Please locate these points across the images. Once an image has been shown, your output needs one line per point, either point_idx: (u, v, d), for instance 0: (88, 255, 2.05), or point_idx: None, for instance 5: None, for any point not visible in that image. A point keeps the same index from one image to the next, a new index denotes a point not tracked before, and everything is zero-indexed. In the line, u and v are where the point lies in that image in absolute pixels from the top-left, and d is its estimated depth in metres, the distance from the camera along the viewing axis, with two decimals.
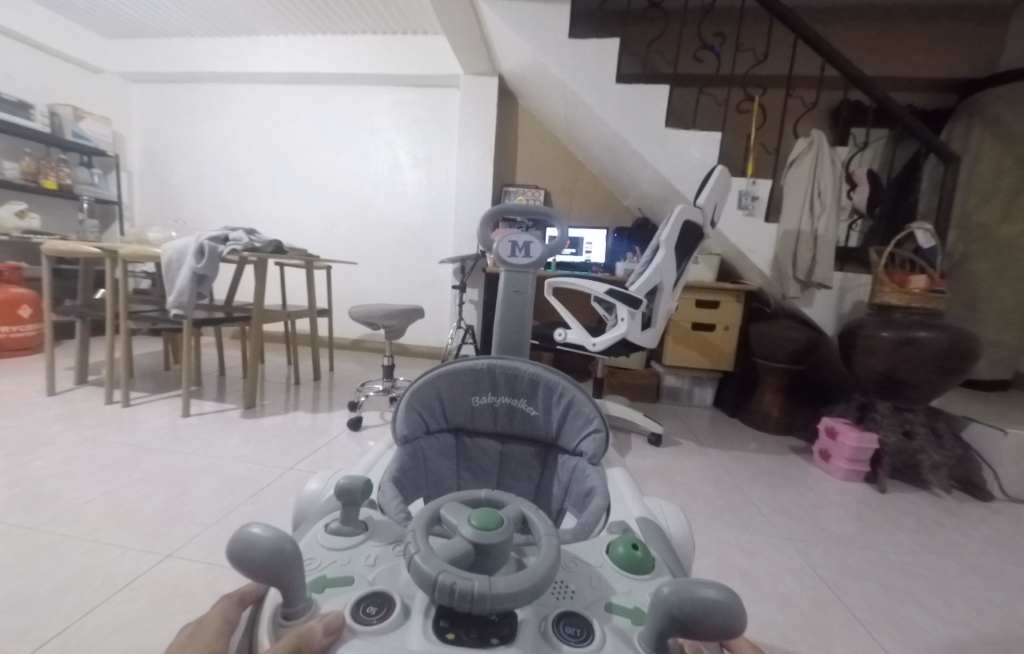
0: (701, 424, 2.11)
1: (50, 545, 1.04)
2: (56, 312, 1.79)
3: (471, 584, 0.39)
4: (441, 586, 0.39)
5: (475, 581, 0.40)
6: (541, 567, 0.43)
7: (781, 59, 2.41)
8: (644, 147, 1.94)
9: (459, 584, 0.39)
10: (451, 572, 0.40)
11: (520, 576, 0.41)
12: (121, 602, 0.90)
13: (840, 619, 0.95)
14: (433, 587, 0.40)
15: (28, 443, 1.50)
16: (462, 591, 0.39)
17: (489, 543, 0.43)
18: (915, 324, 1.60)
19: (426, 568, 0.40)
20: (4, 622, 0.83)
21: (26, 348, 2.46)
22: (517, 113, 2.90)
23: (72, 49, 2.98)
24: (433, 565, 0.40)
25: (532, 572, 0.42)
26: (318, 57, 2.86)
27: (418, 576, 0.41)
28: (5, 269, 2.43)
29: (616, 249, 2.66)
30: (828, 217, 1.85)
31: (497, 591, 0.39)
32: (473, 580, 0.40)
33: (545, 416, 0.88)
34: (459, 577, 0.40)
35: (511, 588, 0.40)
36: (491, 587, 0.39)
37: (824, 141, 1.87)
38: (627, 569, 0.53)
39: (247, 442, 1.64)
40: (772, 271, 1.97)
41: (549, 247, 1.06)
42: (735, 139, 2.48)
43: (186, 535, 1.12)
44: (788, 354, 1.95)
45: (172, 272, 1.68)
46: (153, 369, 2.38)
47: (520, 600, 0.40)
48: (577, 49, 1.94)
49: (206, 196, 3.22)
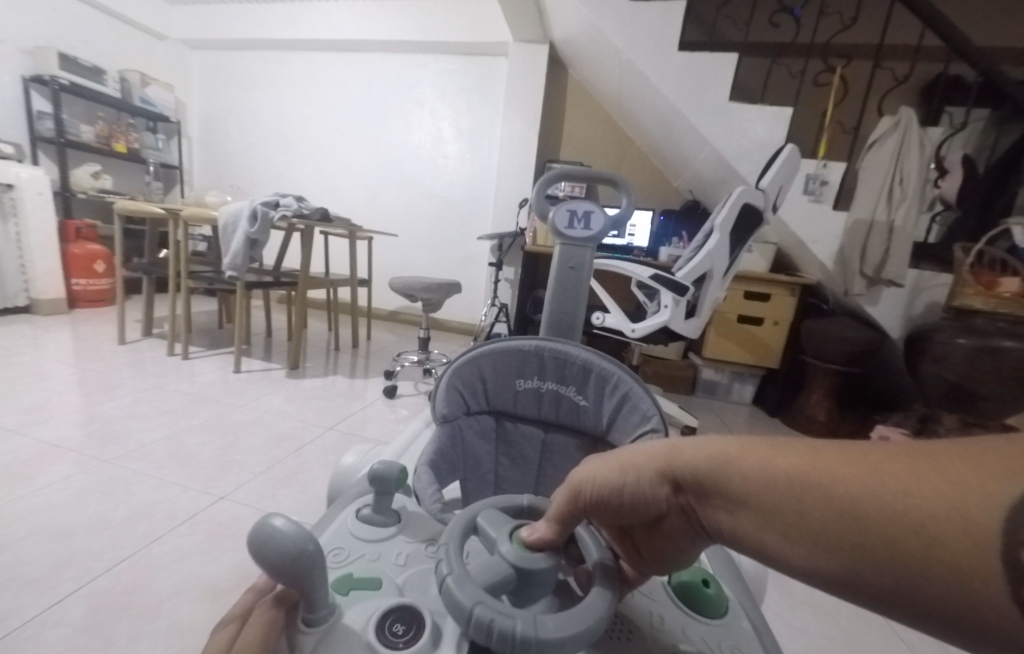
0: (740, 421, 2.03)
1: (120, 478, 1.16)
2: (126, 268, 1.94)
3: (511, 623, 0.38)
4: (477, 620, 0.38)
5: (517, 621, 0.38)
6: (592, 608, 0.40)
7: (867, 25, 2.14)
8: (703, 123, 1.80)
9: (498, 622, 0.38)
10: (488, 606, 0.38)
11: (567, 617, 0.39)
12: (181, 535, 0.99)
13: (880, 637, 0.91)
14: (468, 621, 0.38)
15: (102, 385, 1.66)
16: (501, 630, 0.37)
17: (531, 569, 0.41)
18: (1000, 332, 1.43)
19: (460, 597, 0.39)
20: (84, 540, 0.94)
21: (100, 300, 2.71)
22: (565, 84, 2.78)
23: (139, 16, 3.12)
24: (468, 596, 0.39)
25: (582, 615, 0.39)
26: (368, 23, 2.83)
27: (451, 604, 0.40)
28: (83, 226, 2.64)
29: (662, 232, 2.53)
30: (909, 207, 1.66)
31: (541, 636, 0.37)
32: (514, 619, 0.38)
33: (596, 407, 0.85)
34: (496, 614, 0.38)
35: (556, 635, 0.37)
36: (535, 630, 0.37)
37: (913, 120, 1.65)
38: (693, 607, 0.53)
39: (291, 400, 1.74)
40: (836, 265, 1.81)
41: (612, 219, 1.01)
42: (806, 117, 2.25)
43: (236, 480, 1.21)
44: (844, 354, 1.80)
45: (228, 235, 1.77)
46: (209, 327, 2.56)
47: (566, 648, 0.38)
48: (633, 14, 1.81)
49: (258, 164, 3.35)
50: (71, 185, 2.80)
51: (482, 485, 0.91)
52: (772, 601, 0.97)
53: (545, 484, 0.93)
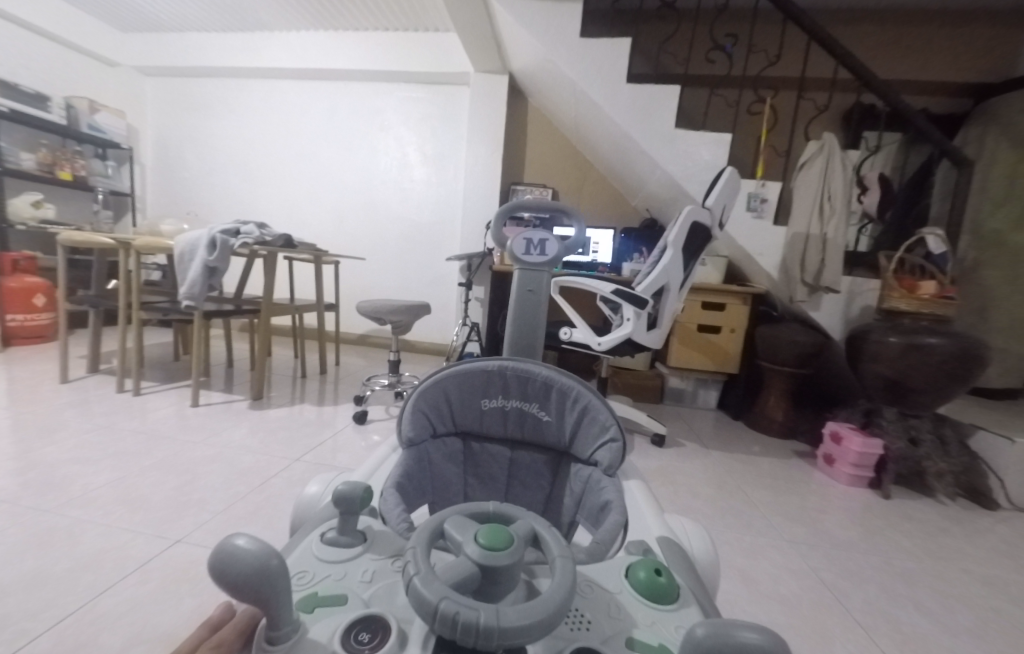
0: (705, 426, 2.11)
1: (64, 528, 1.07)
2: (70, 301, 1.82)
3: (475, 615, 0.38)
4: (442, 615, 0.38)
5: (481, 613, 0.38)
6: (553, 598, 0.41)
7: (793, 61, 2.40)
8: (653, 148, 1.93)
9: (463, 615, 0.38)
10: (454, 600, 0.39)
11: (528, 608, 0.39)
12: (135, 584, 0.92)
13: (842, 620, 0.96)
14: (434, 616, 0.38)
15: (42, 429, 1.53)
16: (466, 622, 0.38)
17: (494, 565, 0.43)
18: (923, 330, 1.59)
19: (426, 593, 0.39)
20: (25, 598, 0.86)
21: (39, 336, 2.52)
22: (525, 111, 2.91)
23: (89, 45, 3.02)
24: (434, 592, 0.39)
25: (543, 603, 0.40)
26: (330, 52, 2.86)
27: (417, 602, 0.40)
28: (20, 258, 2.47)
29: (621, 250, 2.66)
30: (838, 221, 1.83)
31: (504, 625, 0.38)
32: (478, 611, 0.38)
33: (558, 422, 0.89)
34: (462, 607, 0.39)
35: (519, 622, 0.38)
36: (498, 620, 0.38)
37: (836, 145, 1.86)
38: (650, 597, 0.54)
39: (254, 433, 1.66)
40: (779, 274, 1.96)
41: (568, 245, 1.06)
42: (746, 141, 2.46)
43: (196, 521, 1.14)
44: (793, 358, 1.94)
45: (184, 264, 1.70)
46: (163, 360, 2.42)
47: (529, 636, 0.38)
48: (588, 48, 1.93)
49: (217, 190, 3.26)
50: (8, 216, 2.62)
51: (450, 507, 0.92)
52: (741, 598, 1.00)
53: (514, 502, 0.94)
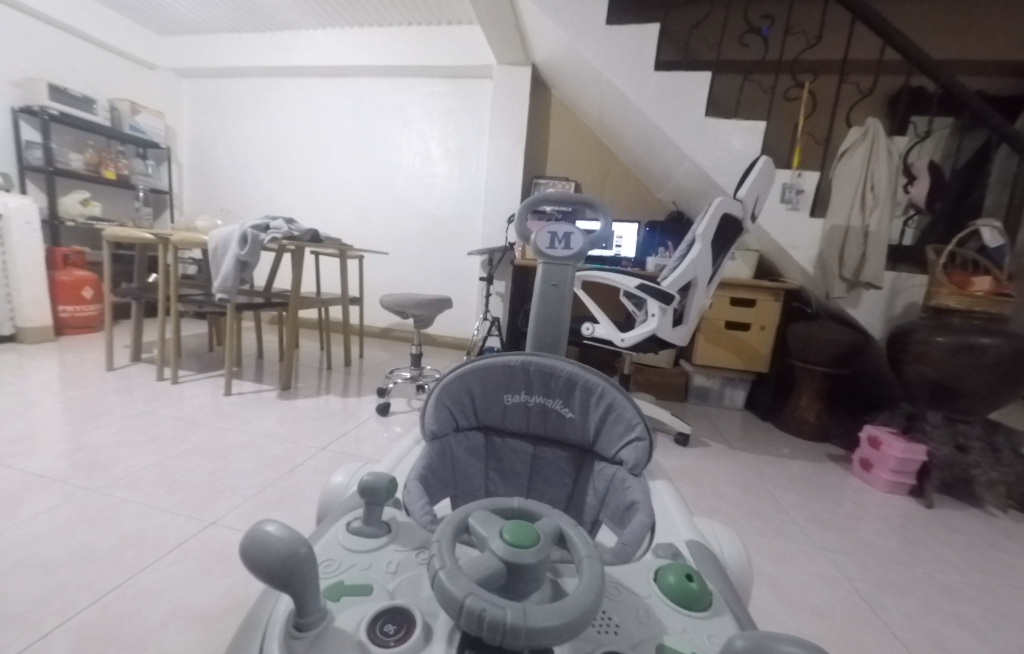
0: (733, 426, 2.04)
1: (108, 507, 1.14)
2: (115, 294, 1.92)
3: (502, 613, 0.38)
4: (469, 611, 0.38)
5: (508, 611, 0.38)
6: (581, 599, 0.40)
7: (833, 43, 2.27)
8: (682, 138, 1.86)
9: (489, 612, 0.38)
10: (481, 597, 0.39)
11: (556, 609, 0.39)
12: (170, 563, 0.97)
13: (875, 633, 0.92)
14: (460, 611, 0.38)
15: (89, 413, 1.63)
16: (493, 620, 0.38)
17: (519, 562, 0.42)
18: (977, 330, 1.48)
19: (452, 588, 0.39)
20: (71, 572, 0.92)
21: (88, 326, 2.69)
22: (548, 103, 2.87)
23: (130, 48, 3.17)
24: (460, 587, 0.39)
25: (571, 604, 0.39)
26: (356, 49, 2.90)
27: (444, 596, 0.40)
28: (71, 253, 2.63)
29: (647, 244, 2.60)
30: (882, 212, 1.73)
31: (531, 625, 0.37)
32: (504, 609, 0.38)
33: (582, 419, 0.87)
34: (488, 604, 0.38)
35: (546, 622, 0.38)
36: (525, 619, 0.38)
37: (881, 130, 1.74)
38: (681, 603, 0.52)
39: (282, 422, 1.72)
40: (817, 269, 1.87)
41: (591, 239, 1.03)
42: (780, 129, 2.35)
43: (228, 504, 1.19)
44: (830, 357, 1.85)
45: (218, 258, 1.77)
46: (198, 350, 2.54)
47: (555, 637, 0.38)
48: (612, 36, 1.88)
49: (248, 187, 3.38)
50: (59, 213, 2.80)
51: (471, 501, 0.92)
52: (765, 604, 0.97)
53: (535, 498, 0.94)
